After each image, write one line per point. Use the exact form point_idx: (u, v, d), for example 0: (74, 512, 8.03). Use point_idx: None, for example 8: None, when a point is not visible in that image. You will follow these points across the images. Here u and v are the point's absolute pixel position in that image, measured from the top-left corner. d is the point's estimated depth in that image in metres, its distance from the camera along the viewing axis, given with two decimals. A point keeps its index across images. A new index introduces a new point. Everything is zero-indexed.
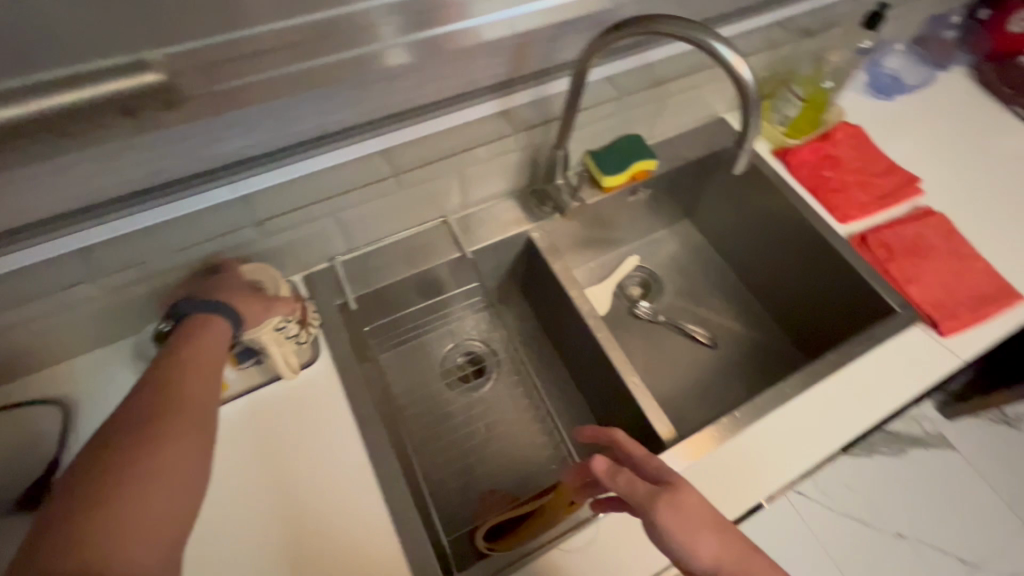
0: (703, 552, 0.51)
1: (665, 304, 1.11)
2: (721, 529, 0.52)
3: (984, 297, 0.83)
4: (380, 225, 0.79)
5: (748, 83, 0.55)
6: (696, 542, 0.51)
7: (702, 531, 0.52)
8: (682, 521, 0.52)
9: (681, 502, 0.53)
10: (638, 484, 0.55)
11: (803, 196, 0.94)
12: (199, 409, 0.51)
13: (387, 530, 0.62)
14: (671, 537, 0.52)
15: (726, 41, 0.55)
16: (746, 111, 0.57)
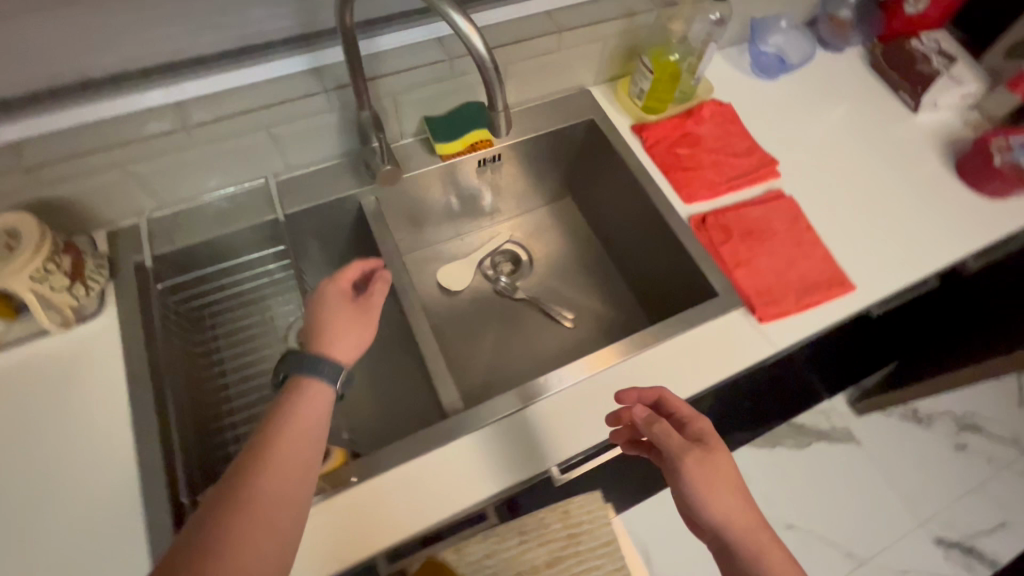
0: (711, 504, 0.59)
1: (530, 281, 1.09)
2: (735, 491, 0.60)
3: (812, 285, 0.80)
4: (184, 182, 0.77)
5: (482, 55, 0.52)
6: (712, 497, 0.59)
7: (718, 487, 0.59)
8: (704, 474, 0.59)
9: (712, 461, 0.60)
10: (672, 435, 0.62)
11: (652, 175, 0.90)
12: (296, 450, 0.53)
13: (131, 487, 0.61)
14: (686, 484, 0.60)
15: (464, 10, 0.52)
16: (488, 81, 0.55)
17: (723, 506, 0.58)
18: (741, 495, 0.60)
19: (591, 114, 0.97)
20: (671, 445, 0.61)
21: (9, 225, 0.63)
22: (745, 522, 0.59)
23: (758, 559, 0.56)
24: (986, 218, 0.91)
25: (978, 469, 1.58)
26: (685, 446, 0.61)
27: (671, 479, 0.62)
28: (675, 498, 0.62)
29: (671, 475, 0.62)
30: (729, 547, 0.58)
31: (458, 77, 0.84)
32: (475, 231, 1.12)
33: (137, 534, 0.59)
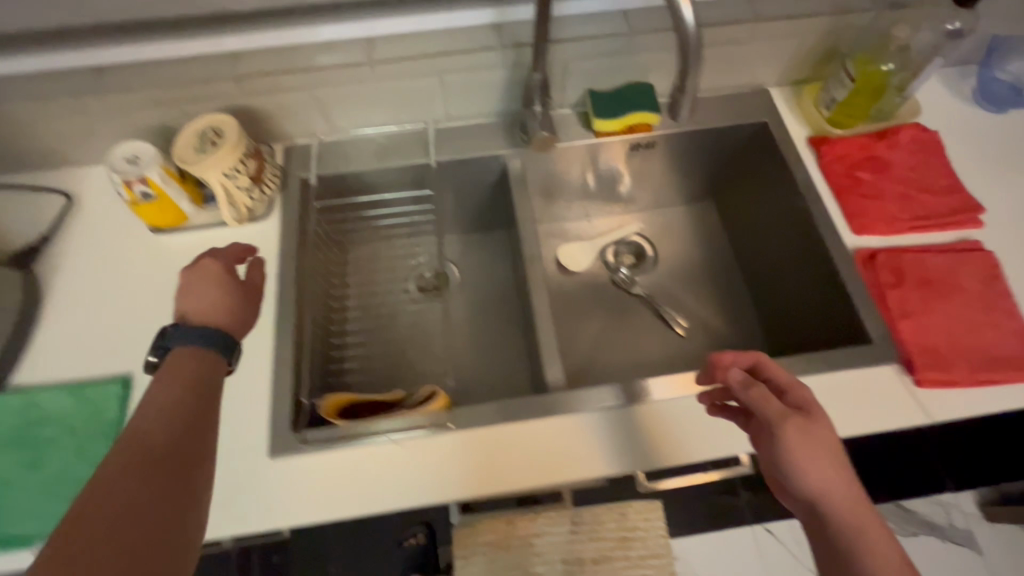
0: (812, 478, 0.55)
1: (650, 279, 1.05)
2: (840, 469, 0.56)
3: (994, 360, 0.68)
4: (356, 114, 0.82)
5: (686, 24, 0.48)
6: (811, 467, 0.55)
7: (819, 459, 0.55)
8: (806, 445, 0.56)
9: (812, 430, 0.56)
10: (772, 402, 0.59)
11: (821, 195, 0.81)
12: (173, 442, 0.45)
13: (264, 375, 0.69)
14: (787, 455, 0.56)
15: None
16: (685, 59, 0.51)
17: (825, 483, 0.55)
18: (845, 473, 0.56)
19: (765, 116, 0.88)
20: (772, 413, 0.58)
21: (217, 125, 0.72)
22: (855, 507, 0.55)
23: (859, 535, 0.53)
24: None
25: None
26: (787, 416, 0.57)
27: (766, 448, 0.59)
28: (766, 463, 0.59)
29: (767, 443, 0.59)
30: (828, 527, 0.55)
31: (634, 55, 0.80)
32: (604, 216, 1.09)
33: (259, 419, 0.66)
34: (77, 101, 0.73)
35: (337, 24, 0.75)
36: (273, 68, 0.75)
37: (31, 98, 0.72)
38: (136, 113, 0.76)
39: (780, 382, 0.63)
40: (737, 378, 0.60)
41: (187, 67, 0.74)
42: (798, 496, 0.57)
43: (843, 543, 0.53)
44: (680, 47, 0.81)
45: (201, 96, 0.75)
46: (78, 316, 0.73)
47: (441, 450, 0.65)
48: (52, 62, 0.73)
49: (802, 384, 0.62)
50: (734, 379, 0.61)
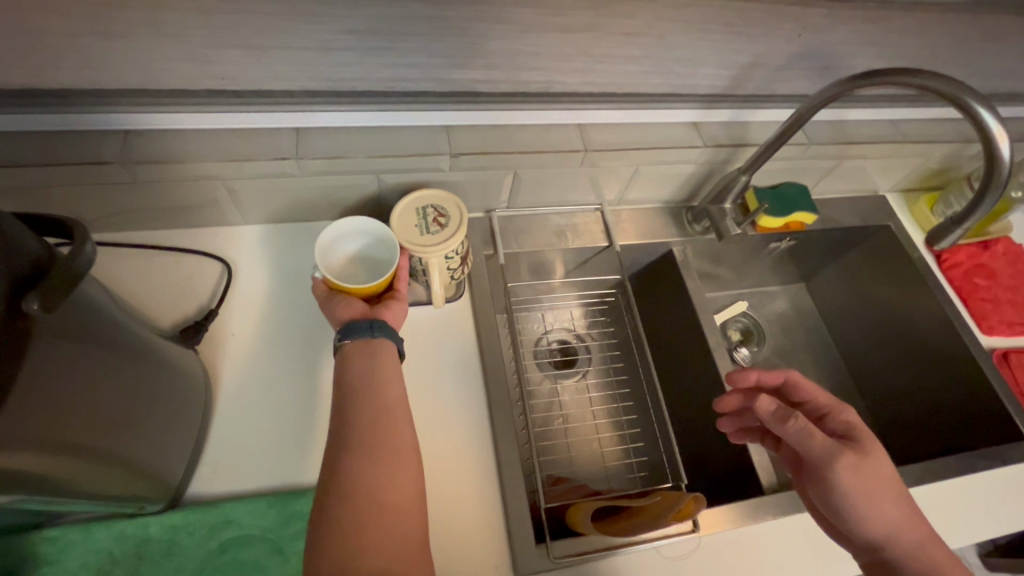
0: (874, 514, 0.59)
1: (761, 357, 1.08)
2: (898, 504, 0.59)
3: None
4: (542, 193, 0.81)
5: (1002, 159, 0.54)
6: (871, 506, 0.59)
7: (879, 500, 0.59)
8: (860, 479, 0.59)
9: (865, 470, 0.59)
10: (815, 438, 0.60)
11: (951, 297, 0.92)
12: (370, 403, 0.53)
13: (487, 475, 0.65)
14: (842, 491, 0.59)
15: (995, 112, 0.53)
16: (989, 184, 0.57)
17: (884, 519, 0.59)
18: (906, 510, 0.60)
19: (886, 220, 0.99)
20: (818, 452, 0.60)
21: (438, 203, 0.68)
22: (913, 538, 0.60)
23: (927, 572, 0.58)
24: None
25: None
26: (834, 452, 0.59)
27: (819, 485, 0.61)
28: (823, 503, 0.63)
29: (819, 478, 0.61)
30: (891, 562, 0.60)
31: (803, 159, 0.87)
32: (713, 293, 1.13)
33: (494, 528, 0.62)
34: (272, 163, 0.64)
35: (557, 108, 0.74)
36: (489, 146, 0.71)
37: (222, 154, 0.63)
38: (330, 179, 0.69)
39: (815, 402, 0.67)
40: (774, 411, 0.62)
41: (399, 137, 0.69)
42: (858, 533, 0.61)
43: None
44: (839, 157, 0.88)
45: (408, 168, 0.69)
46: (261, 407, 0.64)
47: (691, 563, 0.64)
48: (246, 117, 0.64)
49: (842, 408, 0.65)
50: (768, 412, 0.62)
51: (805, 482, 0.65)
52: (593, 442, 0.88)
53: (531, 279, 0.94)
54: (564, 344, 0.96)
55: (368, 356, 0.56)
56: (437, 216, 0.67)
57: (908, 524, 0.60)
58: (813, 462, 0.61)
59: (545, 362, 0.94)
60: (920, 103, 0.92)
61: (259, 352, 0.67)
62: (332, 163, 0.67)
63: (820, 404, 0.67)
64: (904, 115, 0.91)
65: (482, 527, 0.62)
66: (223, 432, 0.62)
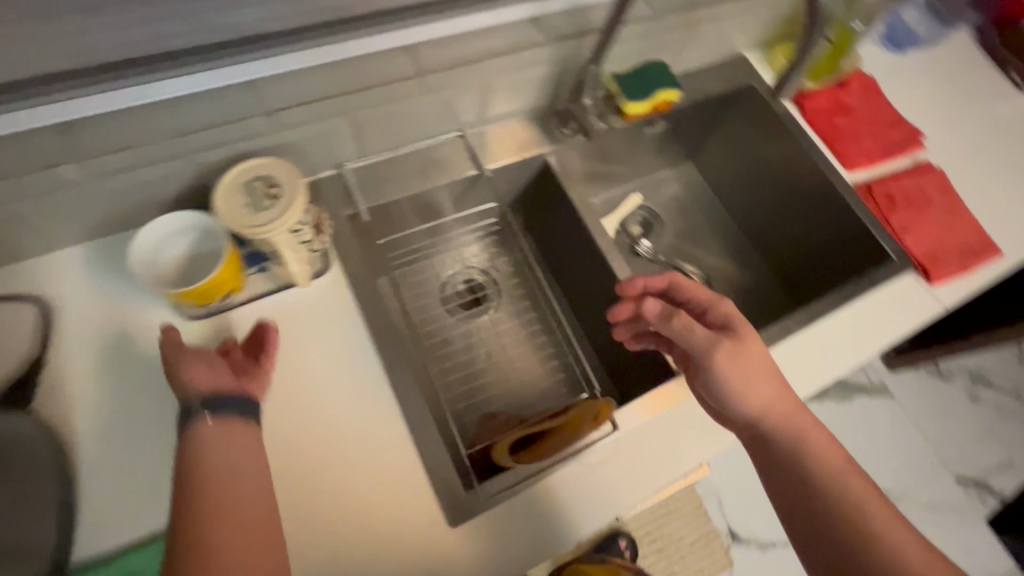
0: (747, 393, 0.63)
1: (664, 244, 1.10)
2: (768, 382, 0.63)
3: (970, 249, 0.88)
4: (391, 133, 0.74)
5: None
6: (742, 386, 0.62)
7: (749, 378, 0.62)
8: (734, 362, 0.63)
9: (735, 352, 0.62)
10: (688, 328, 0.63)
11: (816, 144, 0.95)
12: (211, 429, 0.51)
13: (404, 440, 0.63)
14: (718, 375, 0.63)
15: None
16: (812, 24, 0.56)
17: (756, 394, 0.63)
18: (776, 387, 0.63)
19: (749, 79, 0.99)
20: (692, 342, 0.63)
21: (266, 171, 0.60)
22: (786, 409, 0.64)
23: (797, 443, 0.62)
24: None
25: (988, 415, 1.79)
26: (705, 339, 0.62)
27: (701, 374, 0.66)
28: (704, 390, 0.66)
29: (700, 368, 0.65)
30: (768, 434, 0.63)
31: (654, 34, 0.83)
32: (606, 192, 1.12)
33: (424, 488, 0.61)
34: (47, 172, 0.55)
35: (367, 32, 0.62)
36: (306, 94, 0.63)
37: None
38: (131, 175, 0.59)
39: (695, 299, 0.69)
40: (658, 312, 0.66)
41: (183, 112, 0.57)
42: (738, 414, 0.64)
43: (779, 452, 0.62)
44: (687, 25, 0.85)
45: (221, 139, 0.61)
46: (135, 444, 0.58)
47: (618, 460, 0.66)
48: None
49: (719, 301, 0.68)
50: (653, 312, 0.67)
51: (692, 377, 0.69)
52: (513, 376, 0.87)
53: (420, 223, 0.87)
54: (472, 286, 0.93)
55: (216, 376, 0.54)
56: (271, 189, 0.59)
57: (781, 397, 0.64)
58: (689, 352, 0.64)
59: (456, 306, 0.91)
60: None
61: (114, 388, 0.60)
62: (127, 155, 0.58)
63: (701, 300, 0.70)
64: None
65: (410, 489, 0.61)
66: (98, 483, 0.56)
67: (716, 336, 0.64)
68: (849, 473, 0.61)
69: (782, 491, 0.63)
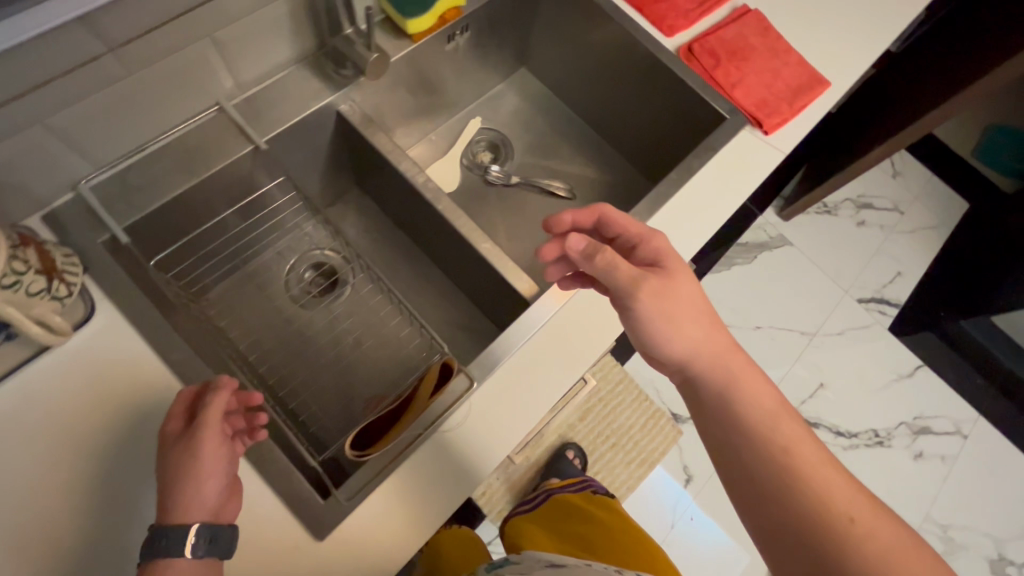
0: (675, 335, 0.64)
1: (516, 164, 1.04)
2: (700, 324, 0.64)
3: (798, 88, 0.86)
4: (123, 129, 0.62)
5: None
6: (675, 325, 0.63)
7: (678, 318, 0.63)
8: (658, 301, 0.63)
9: (668, 291, 0.63)
10: (620, 267, 0.62)
11: (628, 16, 0.88)
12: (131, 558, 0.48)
13: (243, 469, 0.56)
14: (644, 314, 0.63)
15: None
16: None
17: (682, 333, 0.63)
18: (706, 328, 0.65)
19: None
20: (623, 281, 0.62)
21: None
22: (715, 353, 0.65)
23: (729, 382, 0.64)
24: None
25: (877, 235, 1.91)
26: (636, 280, 0.62)
27: (624, 315, 0.65)
28: (633, 333, 0.66)
29: (623, 308, 0.64)
30: (696, 374, 0.65)
31: None
32: (441, 125, 1.02)
33: (278, 511, 0.55)
34: None
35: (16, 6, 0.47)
36: None
37: None
38: None
39: (626, 233, 0.69)
40: (581, 249, 0.63)
41: None
42: (668, 357, 0.66)
43: (708, 390, 0.65)
44: None
45: None
46: None
47: (475, 416, 0.63)
48: None
49: (652, 237, 0.67)
50: (579, 250, 0.63)
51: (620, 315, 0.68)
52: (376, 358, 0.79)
53: (231, 210, 0.74)
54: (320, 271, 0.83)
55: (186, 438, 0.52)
56: None
57: (711, 339, 0.65)
58: (619, 293, 0.64)
59: (308, 298, 0.81)
60: None
61: None
62: None
63: (632, 234, 0.69)
64: None
65: (263, 517, 0.55)
66: None
67: (642, 274, 0.63)
68: (778, 415, 0.63)
69: (709, 428, 0.66)
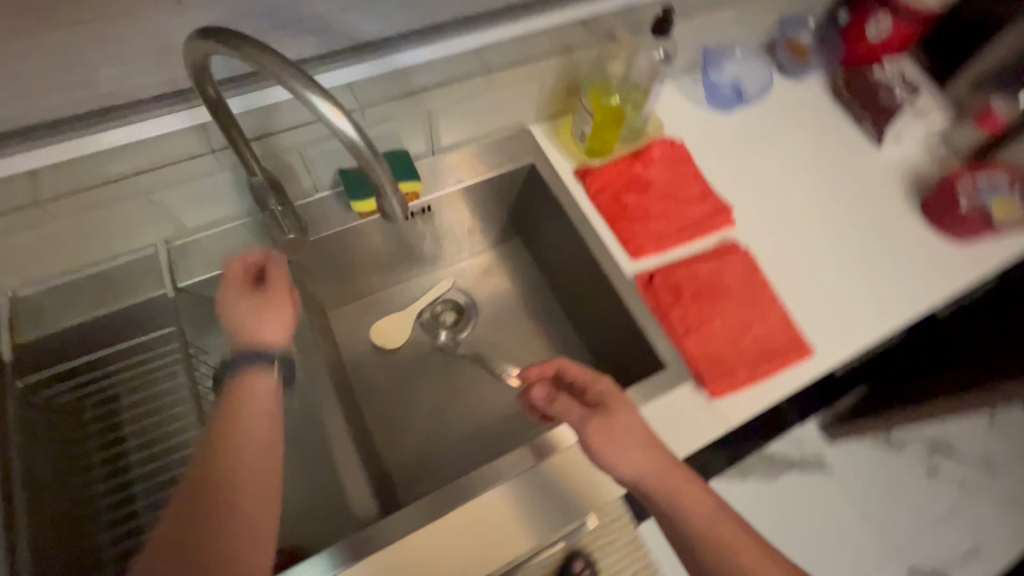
0: (624, 469, 0.57)
1: (472, 335, 0.98)
2: (648, 451, 0.57)
3: (766, 351, 0.74)
4: (55, 257, 0.67)
5: (355, 141, 0.45)
6: (622, 458, 0.57)
7: (625, 450, 0.57)
8: (612, 446, 0.58)
9: (612, 425, 0.58)
10: (571, 412, 0.61)
11: (596, 228, 0.83)
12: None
13: None
14: (600, 455, 0.58)
15: (328, 90, 0.43)
16: (366, 164, 0.47)
17: (642, 472, 0.57)
18: (657, 458, 0.57)
19: (530, 157, 0.88)
20: (571, 423, 0.60)
21: None
22: (664, 476, 0.57)
23: (674, 500, 0.56)
24: (951, 264, 0.87)
25: (950, 494, 1.54)
26: (582, 422, 0.59)
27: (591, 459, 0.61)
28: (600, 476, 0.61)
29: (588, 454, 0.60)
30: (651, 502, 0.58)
31: (371, 128, 0.74)
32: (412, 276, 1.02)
33: None
34: None
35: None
36: None
37: None
38: None
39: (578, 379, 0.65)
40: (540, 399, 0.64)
41: None
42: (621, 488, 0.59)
43: (664, 514, 0.57)
44: (417, 112, 0.75)
45: None
46: None
47: None
48: None
49: (597, 377, 0.63)
50: (539, 398, 0.64)
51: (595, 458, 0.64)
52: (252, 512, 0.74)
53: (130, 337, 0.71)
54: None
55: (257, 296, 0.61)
56: None
57: (660, 464, 0.57)
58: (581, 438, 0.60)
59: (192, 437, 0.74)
60: (503, 20, 0.78)
61: None
62: None
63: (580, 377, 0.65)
64: (485, 40, 0.77)
65: None
66: None
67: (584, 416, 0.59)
68: (717, 520, 0.56)
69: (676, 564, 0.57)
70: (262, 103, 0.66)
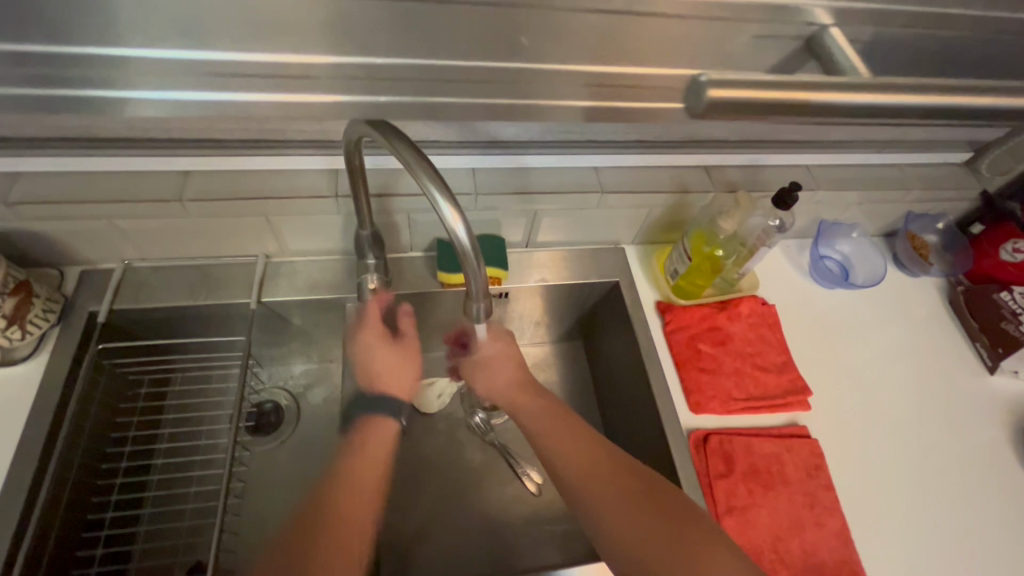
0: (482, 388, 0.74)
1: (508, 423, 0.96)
2: (514, 378, 0.72)
3: (813, 563, 0.67)
4: (173, 245, 0.74)
5: (463, 246, 0.45)
6: (491, 384, 0.73)
7: (488, 375, 0.73)
8: (481, 374, 0.74)
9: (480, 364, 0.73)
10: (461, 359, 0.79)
11: (663, 366, 0.81)
12: None
13: None
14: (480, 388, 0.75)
15: (454, 194, 0.44)
16: (467, 266, 0.47)
17: (543, 409, 0.70)
18: (518, 380, 0.72)
19: (617, 275, 0.88)
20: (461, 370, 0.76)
21: None
22: (552, 419, 0.69)
23: (539, 419, 0.69)
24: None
25: None
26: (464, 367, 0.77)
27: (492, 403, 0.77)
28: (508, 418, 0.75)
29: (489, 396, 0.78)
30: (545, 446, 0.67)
31: (479, 212, 0.78)
32: None
33: None
34: None
35: (160, 156, 0.68)
36: (59, 194, 0.66)
37: None
38: None
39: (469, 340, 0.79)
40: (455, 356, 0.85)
41: None
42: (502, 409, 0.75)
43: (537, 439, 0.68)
44: (525, 209, 0.79)
45: None
46: None
47: None
48: None
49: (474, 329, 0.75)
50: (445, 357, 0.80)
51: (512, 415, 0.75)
52: (246, 513, 0.82)
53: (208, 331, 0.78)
54: (277, 409, 0.91)
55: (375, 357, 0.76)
56: None
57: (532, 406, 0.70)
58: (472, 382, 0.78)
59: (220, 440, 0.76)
60: (631, 148, 0.82)
61: None
62: None
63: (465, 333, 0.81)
64: (608, 162, 0.81)
65: None
66: None
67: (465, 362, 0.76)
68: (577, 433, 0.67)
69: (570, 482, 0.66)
70: (390, 166, 0.73)
